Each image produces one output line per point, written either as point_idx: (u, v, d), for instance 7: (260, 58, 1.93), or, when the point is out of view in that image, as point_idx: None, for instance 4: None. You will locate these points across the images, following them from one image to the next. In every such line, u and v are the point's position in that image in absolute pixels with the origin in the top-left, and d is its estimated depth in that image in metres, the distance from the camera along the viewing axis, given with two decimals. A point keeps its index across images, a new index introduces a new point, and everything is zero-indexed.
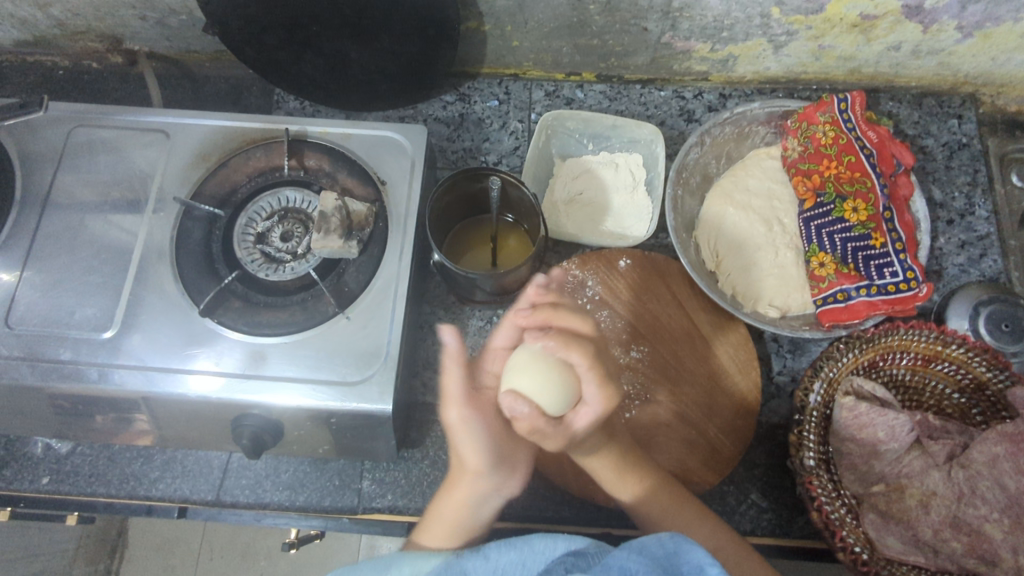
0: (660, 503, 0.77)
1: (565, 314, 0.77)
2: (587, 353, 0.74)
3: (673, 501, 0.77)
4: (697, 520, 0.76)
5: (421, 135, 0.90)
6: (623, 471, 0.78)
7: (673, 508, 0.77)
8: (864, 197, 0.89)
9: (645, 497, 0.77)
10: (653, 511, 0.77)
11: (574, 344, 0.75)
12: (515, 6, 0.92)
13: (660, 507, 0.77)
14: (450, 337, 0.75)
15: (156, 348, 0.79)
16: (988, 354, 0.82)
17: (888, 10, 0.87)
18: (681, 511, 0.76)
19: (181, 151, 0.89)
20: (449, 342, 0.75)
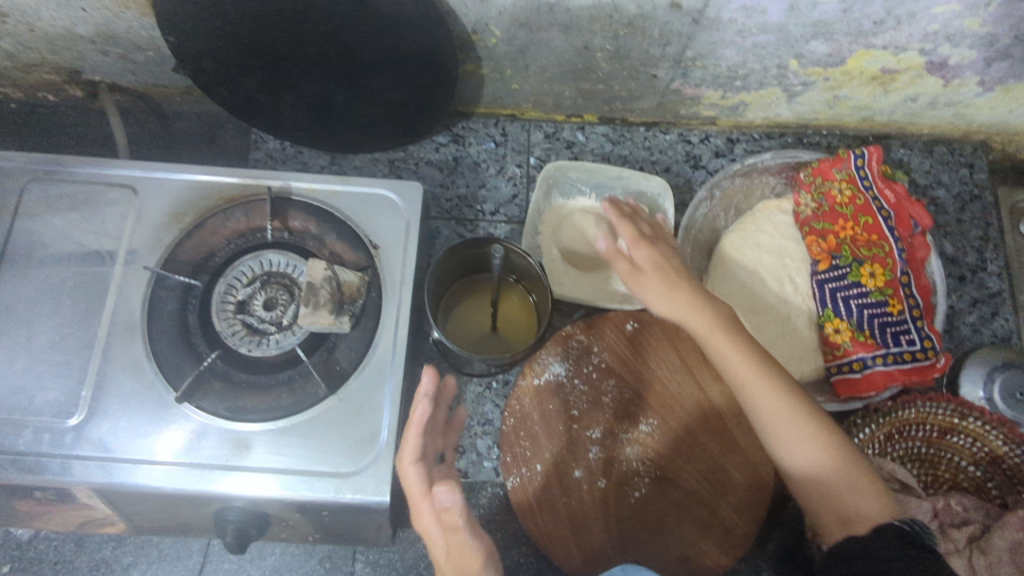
0: (867, 475, 0.65)
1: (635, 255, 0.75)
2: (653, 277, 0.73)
3: (852, 467, 0.65)
4: (880, 497, 0.63)
5: (416, 194, 0.83)
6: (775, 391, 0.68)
7: (852, 473, 0.64)
8: (882, 262, 0.85)
9: (856, 476, 0.64)
10: (827, 479, 0.65)
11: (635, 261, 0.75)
12: (517, 51, 0.86)
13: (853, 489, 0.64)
14: (450, 498, 0.54)
15: (126, 436, 0.72)
16: (1006, 427, 0.81)
17: (910, 66, 0.83)
18: (854, 486, 0.64)
19: (152, 209, 0.81)
20: (449, 504, 0.55)
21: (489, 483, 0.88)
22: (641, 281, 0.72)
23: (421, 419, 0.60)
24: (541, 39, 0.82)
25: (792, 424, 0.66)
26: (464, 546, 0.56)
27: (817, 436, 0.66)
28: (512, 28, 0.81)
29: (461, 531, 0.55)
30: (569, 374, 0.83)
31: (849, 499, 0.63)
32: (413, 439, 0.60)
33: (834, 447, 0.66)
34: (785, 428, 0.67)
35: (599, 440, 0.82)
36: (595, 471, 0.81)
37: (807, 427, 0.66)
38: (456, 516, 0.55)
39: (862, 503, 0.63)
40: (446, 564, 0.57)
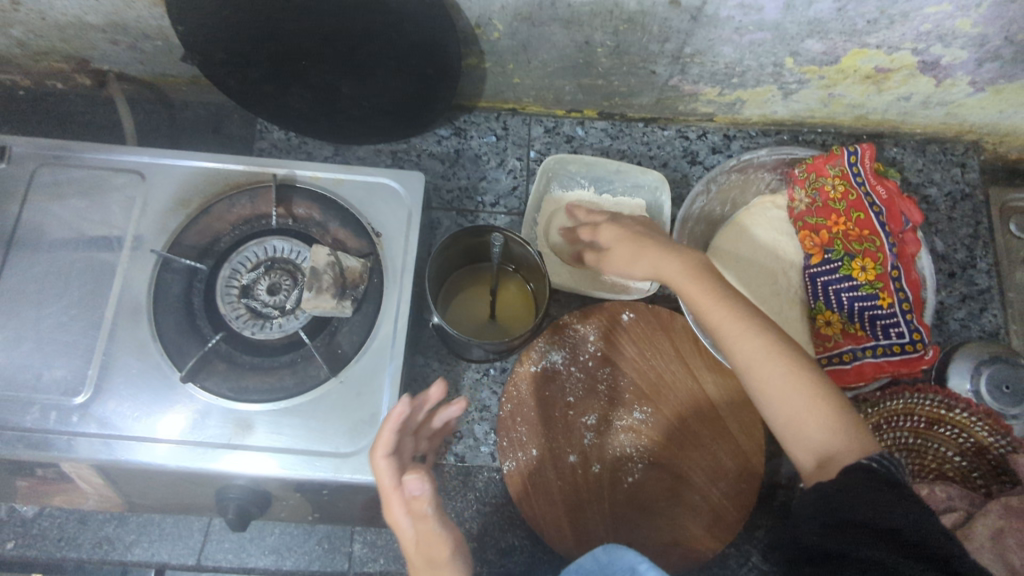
0: (845, 414, 0.63)
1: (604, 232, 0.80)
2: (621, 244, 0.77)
3: (831, 406, 0.63)
4: (855, 436, 0.62)
5: (419, 183, 0.85)
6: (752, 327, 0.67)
7: (829, 412, 0.63)
8: (873, 256, 0.87)
9: (834, 417, 0.63)
10: (805, 419, 0.63)
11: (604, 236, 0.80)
12: (519, 46, 0.87)
13: (825, 427, 0.62)
14: (420, 488, 0.56)
15: (130, 414, 0.74)
16: (991, 418, 0.83)
17: (903, 65, 0.85)
18: (826, 426, 0.62)
19: (159, 194, 0.83)
20: (419, 491, 0.57)
21: (485, 468, 0.89)
22: (605, 264, 0.79)
23: (399, 415, 0.63)
24: (542, 34, 0.84)
25: (769, 366, 0.65)
26: (430, 533, 0.59)
27: (791, 377, 0.64)
28: (515, 23, 0.83)
29: (430, 520, 0.58)
30: (565, 361, 0.86)
31: (825, 440, 0.62)
32: (389, 434, 0.64)
33: (810, 388, 0.64)
34: (761, 367, 0.65)
35: (594, 426, 0.84)
36: (589, 456, 0.83)
37: (783, 366, 0.65)
38: (424, 505, 0.57)
39: (838, 444, 0.61)
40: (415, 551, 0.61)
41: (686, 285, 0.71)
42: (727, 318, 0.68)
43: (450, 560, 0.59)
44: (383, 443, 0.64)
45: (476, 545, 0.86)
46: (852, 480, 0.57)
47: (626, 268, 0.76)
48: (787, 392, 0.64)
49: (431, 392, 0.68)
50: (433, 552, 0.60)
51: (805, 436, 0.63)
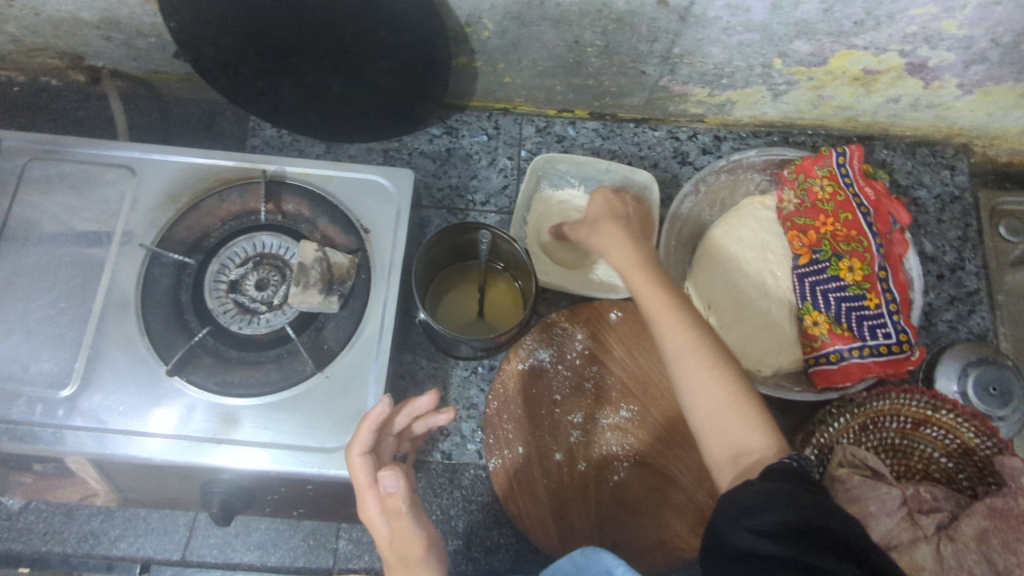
0: (768, 418, 0.64)
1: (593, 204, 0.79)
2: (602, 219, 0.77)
3: (753, 407, 0.64)
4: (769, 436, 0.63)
5: (408, 180, 0.85)
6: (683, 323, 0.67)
7: (751, 413, 0.63)
8: (860, 256, 0.87)
9: (758, 420, 0.63)
10: (727, 418, 0.63)
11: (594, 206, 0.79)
12: (509, 45, 0.88)
13: (739, 426, 0.63)
14: (394, 485, 0.59)
15: (117, 408, 0.74)
16: (976, 419, 0.83)
17: (891, 67, 0.86)
18: (744, 427, 0.63)
19: (149, 190, 0.84)
20: (393, 489, 0.59)
21: (472, 465, 0.88)
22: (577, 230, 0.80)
23: (377, 417, 0.63)
24: (532, 33, 0.85)
25: (697, 364, 0.65)
26: (406, 531, 0.61)
27: (713, 375, 0.65)
28: (505, 22, 0.83)
29: (404, 516, 0.60)
30: (553, 360, 0.86)
31: (739, 435, 0.63)
32: (366, 434, 0.64)
33: (733, 388, 0.64)
34: (685, 361, 0.66)
35: (581, 424, 0.84)
36: (575, 454, 0.83)
37: (709, 363, 0.65)
38: (399, 501, 0.59)
39: (752, 440, 0.62)
40: (388, 547, 0.63)
41: (634, 279, 0.71)
42: (662, 311, 0.68)
43: (422, 557, 0.62)
44: (359, 441, 0.64)
45: (461, 542, 0.86)
46: (767, 482, 0.57)
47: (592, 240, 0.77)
48: (708, 388, 0.64)
49: (420, 400, 0.68)
50: (407, 549, 0.62)
51: (720, 433, 0.63)
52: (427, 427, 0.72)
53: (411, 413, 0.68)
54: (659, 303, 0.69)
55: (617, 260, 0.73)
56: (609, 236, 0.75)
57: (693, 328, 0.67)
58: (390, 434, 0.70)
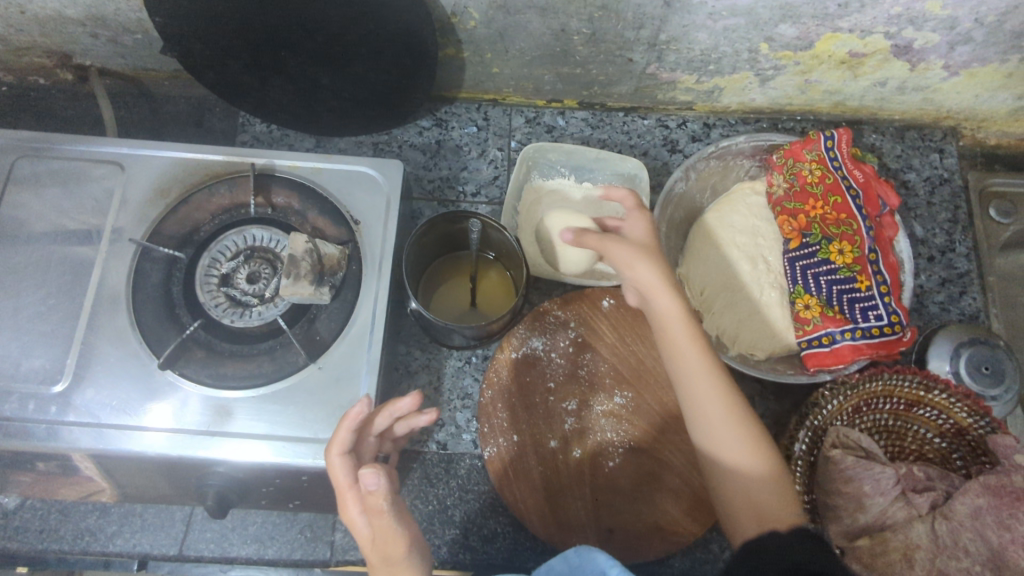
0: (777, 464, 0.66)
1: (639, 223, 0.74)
2: (646, 242, 0.73)
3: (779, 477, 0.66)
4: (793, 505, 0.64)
5: (398, 171, 0.86)
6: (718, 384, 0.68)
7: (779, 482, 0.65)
8: (850, 239, 0.87)
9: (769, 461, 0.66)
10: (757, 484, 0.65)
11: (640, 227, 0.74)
12: (496, 35, 0.88)
13: (765, 492, 0.64)
14: (376, 481, 0.58)
15: (109, 402, 0.74)
16: (970, 398, 0.81)
17: (877, 49, 0.86)
18: (770, 493, 0.64)
19: (139, 185, 0.84)
20: (375, 487, 0.58)
21: (468, 455, 0.89)
22: (607, 241, 0.73)
23: (358, 415, 0.64)
24: (519, 22, 0.85)
25: (738, 437, 0.66)
26: (388, 529, 0.61)
27: (743, 441, 0.66)
28: (490, 11, 0.83)
29: (385, 514, 0.60)
30: (546, 348, 0.86)
31: (764, 499, 0.64)
32: (345, 433, 0.64)
33: (762, 453, 0.66)
34: (716, 426, 0.67)
35: (575, 412, 0.84)
36: (570, 440, 0.83)
37: (743, 430, 0.66)
38: (380, 499, 0.59)
39: (776, 506, 0.63)
40: (371, 551, 0.62)
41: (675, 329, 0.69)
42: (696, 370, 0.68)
43: (404, 556, 0.61)
44: (339, 441, 0.64)
45: (458, 532, 0.86)
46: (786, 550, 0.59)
47: (627, 269, 0.71)
48: (738, 455, 0.66)
49: (402, 402, 0.66)
50: (388, 548, 0.61)
51: (746, 496, 0.65)
52: (410, 429, 0.71)
53: (392, 413, 0.67)
54: (694, 361, 0.68)
55: (659, 300, 0.70)
56: (656, 264, 0.71)
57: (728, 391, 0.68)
58: (371, 436, 0.69)
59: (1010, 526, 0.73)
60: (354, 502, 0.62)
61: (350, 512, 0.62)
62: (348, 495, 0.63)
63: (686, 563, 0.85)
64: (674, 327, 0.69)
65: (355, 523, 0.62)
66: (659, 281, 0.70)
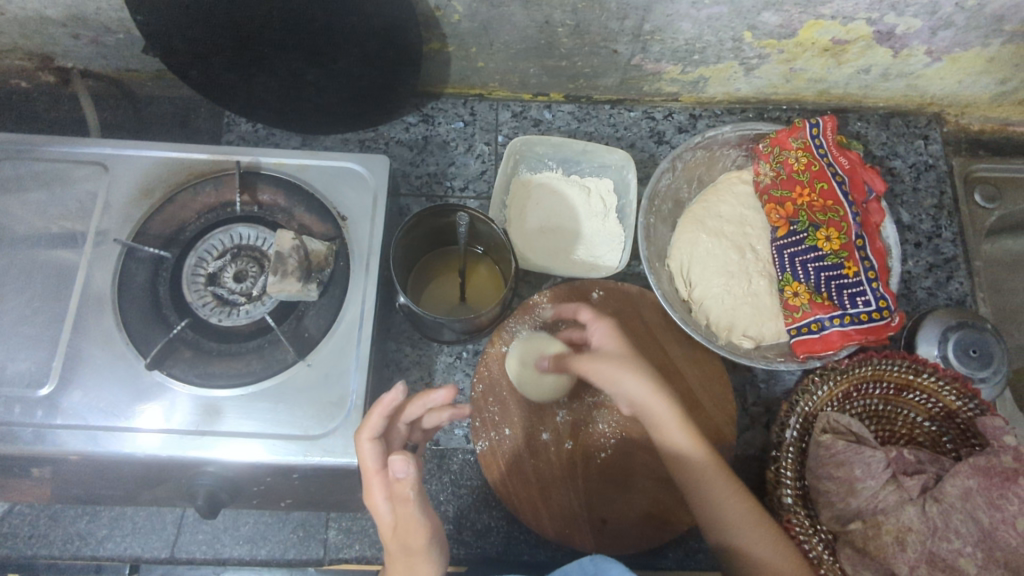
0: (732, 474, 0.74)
1: (606, 335, 0.80)
2: (618, 349, 0.78)
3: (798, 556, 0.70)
4: None
5: (383, 167, 0.85)
6: (727, 482, 0.72)
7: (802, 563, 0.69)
8: (837, 225, 0.87)
9: (713, 452, 0.73)
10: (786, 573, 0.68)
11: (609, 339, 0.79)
12: (480, 28, 0.88)
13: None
14: (404, 471, 0.59)
15: (97, 404, 0.74)
16: (957, 382, 0.82)
17: (859, 36, 0.86)
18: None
19: (123, 186, 0.83)
20: (402, 475, 0.61)
21: (460, 450, 0.88)
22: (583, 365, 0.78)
23: (391, 404, 0.63)
24: (502, 15, 0.85)
25: (756, 532, 0.70)
26: (411, 519, 0.62)
27: (764, 536, 0.70)
28: (474, 4, 0.83)
29: (409, 504, 0.61)
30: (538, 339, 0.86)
31: None
32: (377, 419, 0.65)
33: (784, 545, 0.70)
34: (738, 522, 0.70)
35: (566, 404, 0.84)
36: (562, 434, 0.83)
37: (761, 525, 0.70)
38: (406, 487, 0.61)
39: None
40: (391, 537, 0.63)
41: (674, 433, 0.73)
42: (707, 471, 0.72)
43: (425, 544, 0.62)
44: (371, 426, 0.64)
45: (452, 527, 0.86)
46: None
47: (614, 384, 0.75)
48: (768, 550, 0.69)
49: (435, 394, 0.69)
50: (409, 536, 0.62)
51: None
52: (438, 422, 0.74)
53: (424, 404, 0.69)
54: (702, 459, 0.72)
55: (654, 403, 0.74)
56: (637, 373, 0.75)
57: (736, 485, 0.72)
58: (400, 424, 0.70)
59: (1000, 506, 0.74)
60: (380, 488, 0.63)
61: (375, 498, 0.63)
62: (374, 479, 0.63)
63: (681, 553, 0.85)
64: (676, 435, 0.73)
65: (379, 510, 0.63)
66: (644, 390, 0.74)
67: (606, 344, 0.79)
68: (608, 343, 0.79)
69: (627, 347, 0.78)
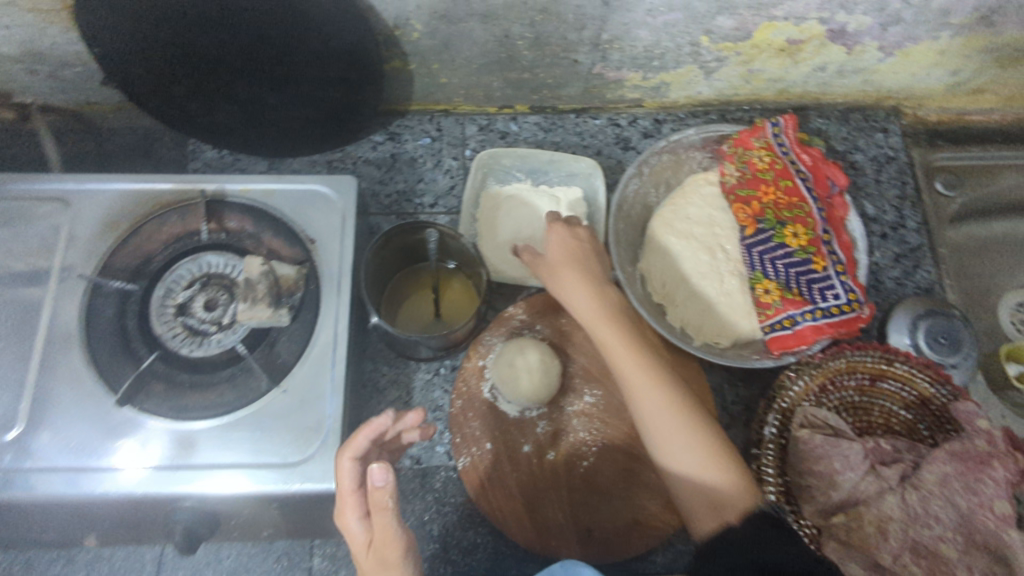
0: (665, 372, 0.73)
1: (557, 241, 0.80)
2: (564, 254, 0.79)
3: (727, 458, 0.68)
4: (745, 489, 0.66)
5: (350, 187, 0.85)
6: (652, 382, 0.71)
7: (728, 465, 0.68)
8: (803, 222, 0.88)
9: (642, 352, 0.73)
10: (707, 470, 0.67)
11: (558, 243, 0.79)
12: (440, 44, 0.88)
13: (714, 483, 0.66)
14: (383, 479, 0.58)
15: (69, 444, 0.72)
16: (930, 369, 0.84)
17: (813, 35, 0.88)
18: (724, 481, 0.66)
19: (86, 220, 0.82)
20: (382, 483, 0.58)
21: (443, 468, 0.88)
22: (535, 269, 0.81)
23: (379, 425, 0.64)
24: (461, 31, 0.85)
25: (675, 427, 0.69)
26: (387, 530, 0.60)
27: (685, 431, 0.69)
28: (433, 21, 0.84)
29: (388, 513, 0.60)
30: None
31: (719, 492, 0.66)
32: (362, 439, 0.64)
33: (704, 442, 0.69)
34: (656, 420, 0.70)
35: (547, 415, 0.84)
36: (544, 444, 0.83)
37: (684, 421, 0.70)
38: (384, 496, 0.59)
39: (731, 496, 0.65)
40: (366, 557, 0.61)
41: (606, 343, 0.74)
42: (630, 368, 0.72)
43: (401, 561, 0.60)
44: (353, 445, 0.64)
45: (438, 546, 0.85)
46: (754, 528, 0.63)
47: (556, 288, 0.78)
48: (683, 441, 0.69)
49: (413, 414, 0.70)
50: (386, 549, 0.60)
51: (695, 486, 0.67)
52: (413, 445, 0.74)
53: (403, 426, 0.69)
54: (629, 362, 0.72)
55: (584, 313, 0.76)
56: (571, 280, 0.77)
57: (666, 387, 0.71)
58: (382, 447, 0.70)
59: (977, 489, 0.75)
60: (354, 503, 0.62)
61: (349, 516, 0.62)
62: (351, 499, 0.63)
63: (669, 557, 0.85)
64: (604, 338, 0.75)
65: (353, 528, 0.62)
66: (577, 297, 0.76)
67: (555, 247, 0.80)
68: (557, 246, 0.79)
69: (575, 251, 0.79)
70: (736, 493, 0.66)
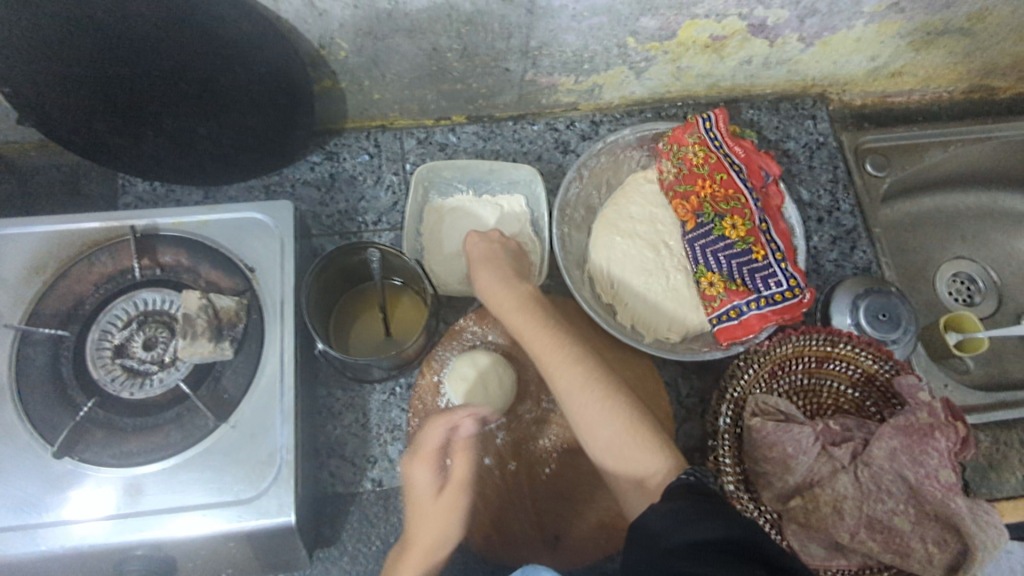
0: (581, 353, 0.77)
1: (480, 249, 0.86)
2: (486, 259, 0.84)
3: (648, 430, 0.71)
4: (666, 455, 0.69)
5: (287, 213, 0.83)
6: (569, 363, 0.75)
7: (647, 437, 0.70)
8: (741, 213, 0.90)
9: (561, 339, 0.78)
10: (628, 445, 0.70)
11: (481, 251, 0.86)
12: (369, 61, 0.88)
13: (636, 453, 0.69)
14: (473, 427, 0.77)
15: (7, 503, 0.69)
16: (872, 346, 0.86)
17: (734, 31, 0.90)
18: (646, 449, 0.69)
19: (10, 266, 0.79)
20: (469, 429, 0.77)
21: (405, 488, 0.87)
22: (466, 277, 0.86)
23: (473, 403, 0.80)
24: (389, 47, 0.85)
25: (593, 406, 0.73)
26: (462, 471, 0.77)
27: (604, 405, 0.72)
28: (359, 39, 0.83)
29: (467, 455, 0.77)
30: None
31: (641, 461, 0.68)
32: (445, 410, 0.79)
33: (623, 415, 0.71)
34: (576, 398, 0.73)
35: (505, 425, 0.84)
36: (504, 455, 0.83)
37: (601, 394, 0.73)
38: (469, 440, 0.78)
39: (651, 463, 0.68)
40: (433, 497, 0.76)
41: (526, 335, 0.79)
42: (547, 353, 0.76)
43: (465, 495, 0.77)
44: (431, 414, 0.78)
45: None
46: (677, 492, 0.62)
47: (482, 291, 0.83)
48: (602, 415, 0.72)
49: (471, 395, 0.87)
50: (457, 488, 0.76)
51: (619, 459, 0.70)
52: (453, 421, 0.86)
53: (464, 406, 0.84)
54: (547, 349, 0.77)
55: (505, 309, 0.81)
56: (491, 281, 0.82)
57: (585, 369, 0.75)
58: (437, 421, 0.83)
59: (923, 461, 0.77)
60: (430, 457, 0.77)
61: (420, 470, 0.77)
62: (427, 455, 0.77)
63: None
64: (524, 330, 0.79)
65: (423, 477, 0.77)
66: (499, 295, 0.81)
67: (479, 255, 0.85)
68: (481, 254, 0.85)
69: (497, 255, 0.85)
70: (654, 459, 0.68)
